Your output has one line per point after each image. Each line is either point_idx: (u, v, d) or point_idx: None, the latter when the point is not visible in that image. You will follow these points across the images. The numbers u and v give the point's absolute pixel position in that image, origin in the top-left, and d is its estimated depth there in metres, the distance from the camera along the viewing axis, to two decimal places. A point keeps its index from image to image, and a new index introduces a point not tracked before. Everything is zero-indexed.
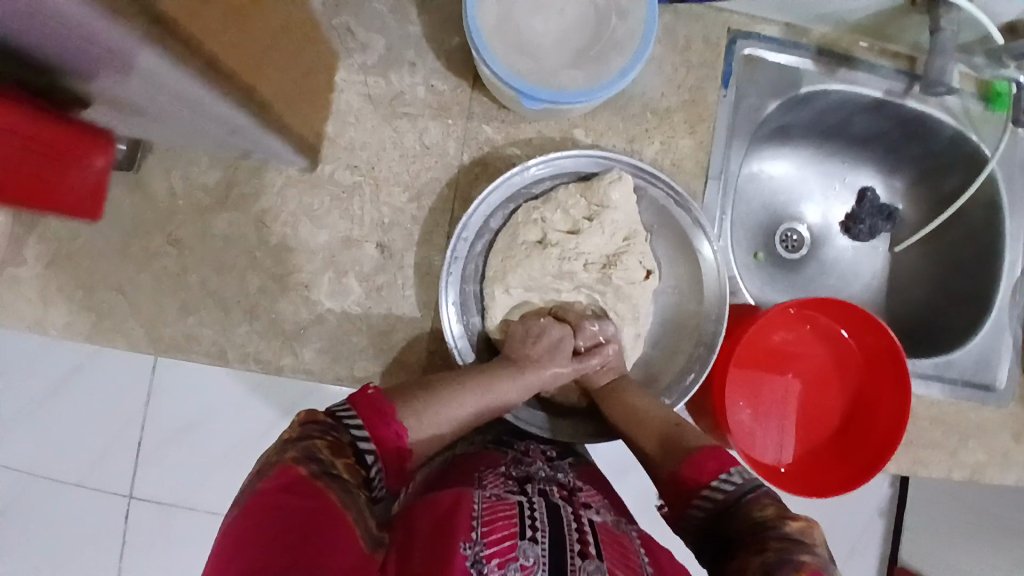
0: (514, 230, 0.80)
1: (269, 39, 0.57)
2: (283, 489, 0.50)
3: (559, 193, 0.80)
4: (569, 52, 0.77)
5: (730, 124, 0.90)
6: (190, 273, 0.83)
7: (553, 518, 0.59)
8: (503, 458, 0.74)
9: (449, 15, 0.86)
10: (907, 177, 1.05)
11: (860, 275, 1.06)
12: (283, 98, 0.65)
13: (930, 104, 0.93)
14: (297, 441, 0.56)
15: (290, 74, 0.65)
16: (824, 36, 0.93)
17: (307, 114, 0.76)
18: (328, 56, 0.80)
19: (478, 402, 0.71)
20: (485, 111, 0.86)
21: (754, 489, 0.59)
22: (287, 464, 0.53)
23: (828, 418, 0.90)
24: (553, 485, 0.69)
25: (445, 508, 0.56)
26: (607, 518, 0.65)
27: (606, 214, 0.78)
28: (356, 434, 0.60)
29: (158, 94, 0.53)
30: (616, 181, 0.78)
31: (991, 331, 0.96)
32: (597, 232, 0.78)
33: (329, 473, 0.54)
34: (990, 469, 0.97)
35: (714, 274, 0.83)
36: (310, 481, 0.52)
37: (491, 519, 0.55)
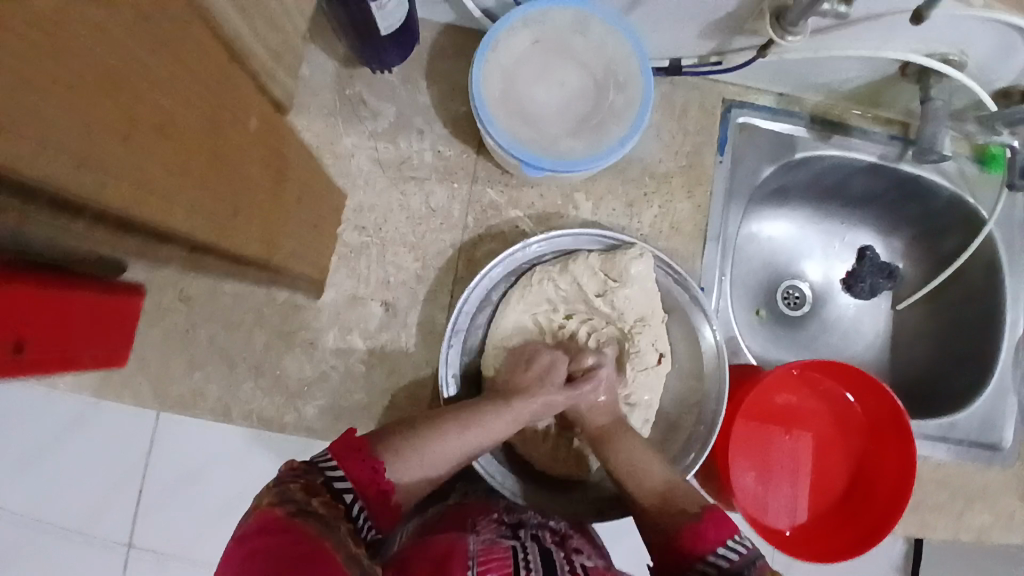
0: (523, 290, 0.82)
1: (288, 212, 0.62)
2: (261, 531, 0.51)
3: (577, 264, 0.81)
4: (570, 121, 0.81)
5: (727, 188, 0.93)
6: (198, 329, 0.84)
7: (545, 563, 0.59)
8: (495, 507, 0.74)
9: (457, 85, 0.90)
10: (906, 237, 1.06)
11: (862, 333, 1.07)
12: (298, 254, 0.70)
13: (924, 167, 0.95)
14: (275, 487, 0.57)
15: (305, 231, 0.70)
16: (817, 104, 0.96)
17: (321, 259, 0.80)
18: (339, 200, 0.84)
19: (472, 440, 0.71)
20: (489, 175, 0.90)
21: (757, 560, 0.62)
22: (264, 509, 0.53)
23: (830, 482, 0.89)
24: (546, 531, 0.69)
25: (438, 553, 0.57)
26: (598, 563, 0.66)
27: (621, 289, 0.81)
28: (331, 475, 0.60)
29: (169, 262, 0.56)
30: (637, 257, 0.79)
31: (992, 394, 0.95)
32: (608, 307, 0.83)
33: (304, 510, 0.54)
34: (996, 532, 0.95)
35: (713, 351, 0.83)
36: (287, 520, 0.52)
37: (486, 560, 0.55)
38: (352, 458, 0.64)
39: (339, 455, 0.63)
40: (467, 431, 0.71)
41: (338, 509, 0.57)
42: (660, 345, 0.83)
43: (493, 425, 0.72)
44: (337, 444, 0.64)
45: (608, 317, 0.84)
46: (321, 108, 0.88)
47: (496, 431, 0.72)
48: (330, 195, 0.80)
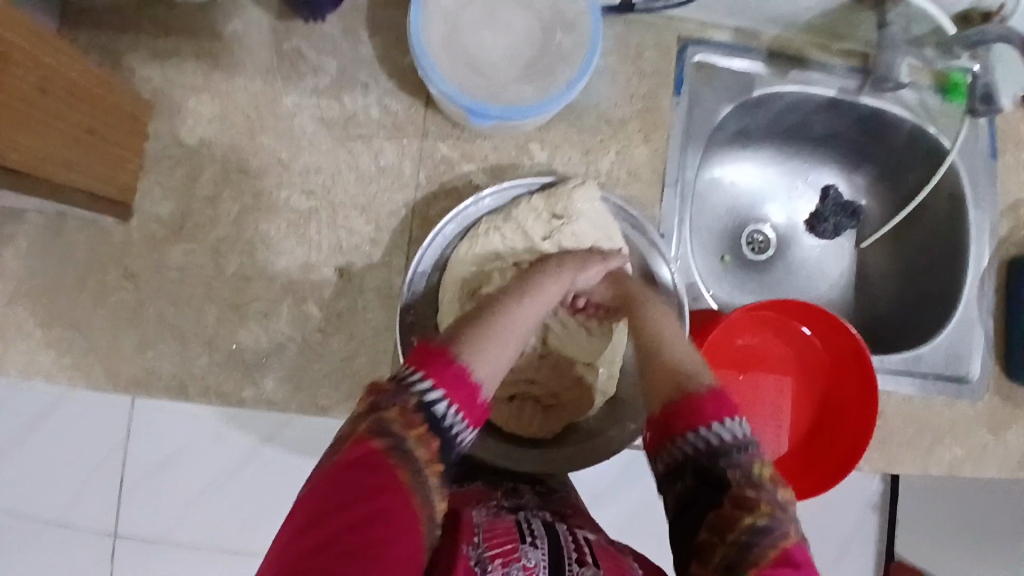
0: (473, 241, 0.79)
1: (17, 108, 0.59)
2: (357, 465, 0.47)
3: (520, 208, 0.79)
4: (518, 66, 0.77)
5: (685, 130, 0.90)
6: (146, 306, 0.82)
7: (549, 535, 0.59)
8: (495, 492, 0.71)
9: (400, 34, 0.86)
10: (869, 172, 1.05)
11: (828, 275, 1.06)
12: (60, 159, 0.67)
13: (885, 99, 0.93)
14: (370, 413, 0.51)
15: (72, 134, 0.68)
16: (774, 38, 0.93)
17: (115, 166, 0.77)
18: (135, 107, 0.79)
19: (538, 309, 0.66)
20: (440, 130, 0.86)
21: (748, 450, 0.56)
22: (360, 438, 0.49)
23: (799, 419, 0.90)
24: (546, 511, 0.68)
25: (448, 525, 0.57)
26: (599, 537, 0.65)
27: (568, 225, 0.78)
28: (422, 390, 0.52)
29: None
30: (579, 187, 0.79)
31: (959, 324, 0.96)
32: (557, 250, 0.79)
33: (403, 450, 0.49)
34: (968, 465, 0.97)
35: (672, 291, 0.81)
36: (381, 461, 0.47)
37: (492, 532, 0.56)
38: (431, 363, 0.54)
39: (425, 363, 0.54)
40: (529, 298, 0.67)
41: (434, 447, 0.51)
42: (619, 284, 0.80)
43: (551, 286, 0.69)
44: (417, 355, 0.54)
45: None
46: (258, 66, 0.84)
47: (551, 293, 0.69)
48: (120, 101, 0.76)
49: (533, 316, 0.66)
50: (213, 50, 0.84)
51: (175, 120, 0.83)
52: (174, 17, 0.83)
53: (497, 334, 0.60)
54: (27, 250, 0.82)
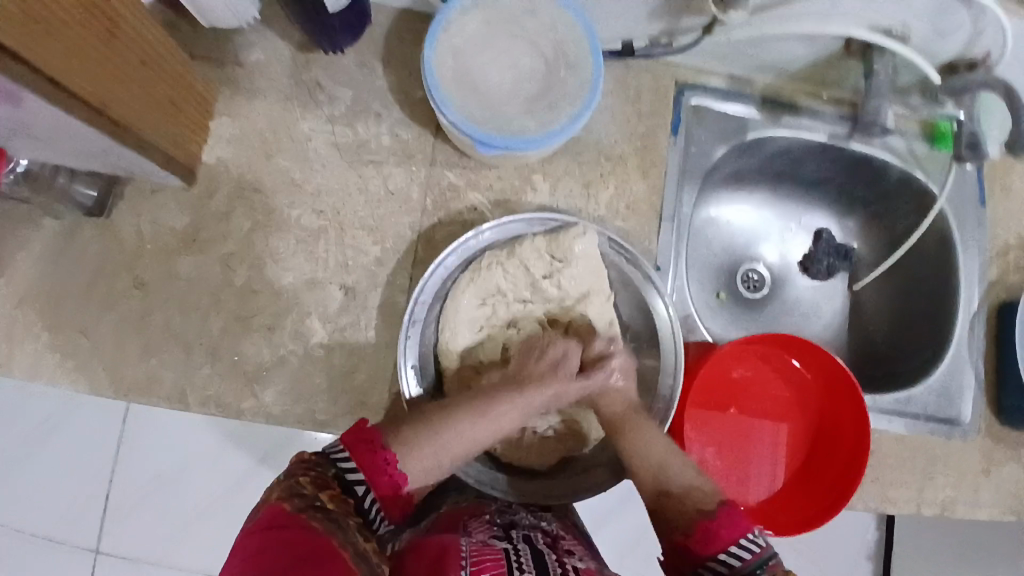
0: (475, 274, 0.81)
1: (113, 65, 0.64)
2: (270, 526, 0.50)
3: (523, 247, 0.81)
4: (522, 99, 0.81)
5: (682, 169, 0.94)
6: (154, 315, 0.84)
7: (536, 563, 0.59)
8: (488, 508, 0.75)
9: (414, 69, 0.91)
10: (860, 217, 1.08)
11: (822, 313, 1.08)
12: (143, 118, 0.71)
13: (874, 146, 0.97)
14: (287, 481, 0.56)
15: (147, 98, 0.72)
16: (768, 86, 0.98)
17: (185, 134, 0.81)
18: (200, 92, 0.83)
19: (485, 433, 0.70)
20: (447, 158, 0.90)
21: (767, 562, 0.60)
22: (272, 503, 0.53)
23: (793, 453, 0.90)
24: (537, 532, 0.69)
25: (431, 557, 0.56)
26: (590, 564, 0.65)
27: (565, 270, 0.81)
28: (342, 466, 0.59)
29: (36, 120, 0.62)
30: (579, 237, 0.80)
31: (950, 366, 0.97)
32: (555, 289, 0.83)
33: (314, 505, 0.53)
34: (962, 506, 0.96)
35: (667, 326, 0.83)
36: (290, 516, 0.51)
37: (479, 560, 0.55)
38: (362, 449, 0.61)
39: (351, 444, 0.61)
40: (480, 424, 0.70)
41: (348, 505, 0.57)
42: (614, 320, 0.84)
43: (506, 416, 0.72)
44: (348, 434, 0.62)
45: (555, 300, 0.84)
46: (277, 93, 0.89)
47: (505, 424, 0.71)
48: (188, 80, 0.80)
49: (488, 432, 0.70)
50: (236, 76, 0.88)
51: None
52: (201, 45, 0.88)
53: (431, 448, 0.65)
54: (44, 256, 0.84)
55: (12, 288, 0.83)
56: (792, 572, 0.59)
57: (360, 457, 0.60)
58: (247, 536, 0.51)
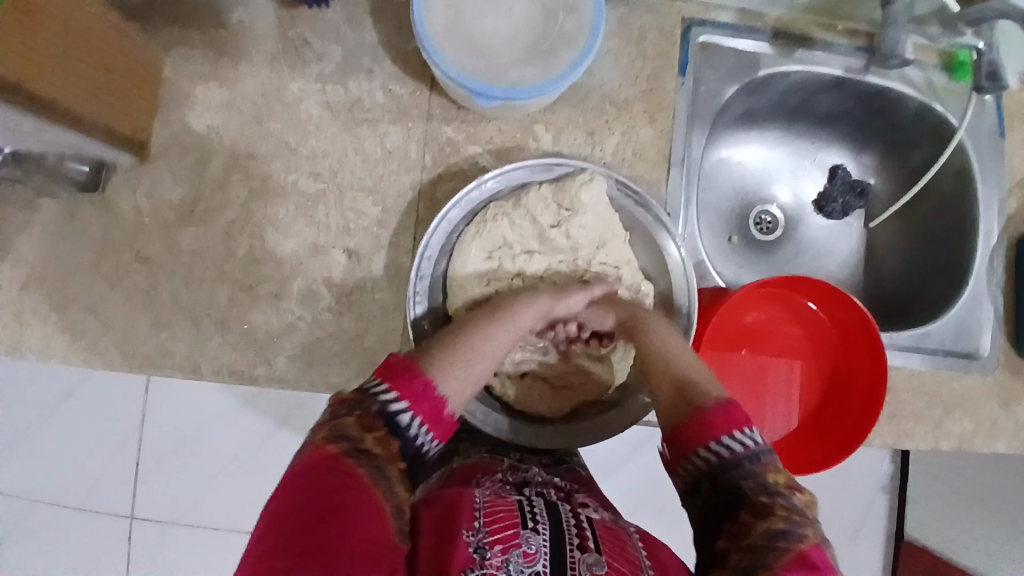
0: (481, 226, 0.80)
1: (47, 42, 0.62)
2: (316, 468, 0.51)
3: (530, 197, 0.80)
4: (520, 46, 0.78)
5: (689, 110, 0.90)
6: (160, 289, 0.83)
7: (551, 516, 0.58)
8: (499, 466, 0.73)
9: (403, 20, 0.87)
10: (876, 153, 1.04)
11: (837, 253, 1.06)
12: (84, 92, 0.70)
13: (891, 78, 0.93)
14: (330, 422, 0.56)
15: (78, 74, 0.69)
16: (779, 19, 0.93)
17: (124, 108, 0.78)
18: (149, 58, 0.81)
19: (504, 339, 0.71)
20: (444, 113, 0.87)
21: (764, 457, 0.58)
22: (319, 445, 0.53)
23: (808, 395, 0.90)
24: (551, 487, 0.69)
25: (445, 507, 0.58)
26: (604, 516, 0.65)
27: (574, 219, 0.80)
28: (387, 400, 0.58)
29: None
30: (587, 183, 0.79)
31: (969, 300, 0.95)
32: (564, 240, 0.82)
33: (359, 450, 0.54)
34: (979, 440, 0.95)
35: (679, 266, 0.82)
36: (339, 462, 0.52)
37: (492, 511, 0.56)
38: (400, 378, 0.60)
39: (392, 376, 0.60)
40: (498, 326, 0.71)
41: (394, 447, 0.57)
42: (631, 265, 0.83)
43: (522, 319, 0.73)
44: (383, 368, 0.61)
45: (564, 249, 0.83)
46: (264, 53, 0.86)
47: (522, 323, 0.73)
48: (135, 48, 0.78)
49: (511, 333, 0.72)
50: (220, 38, 0.85)
51: (184, 107, 0.85)
52: (181, 8, 0.85)
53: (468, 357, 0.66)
54: (44, 237, 0.84)
55: (16, 270, 0.83)
56: (787, 474, 0.58)
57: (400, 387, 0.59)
58: (293, 475, 0.52)
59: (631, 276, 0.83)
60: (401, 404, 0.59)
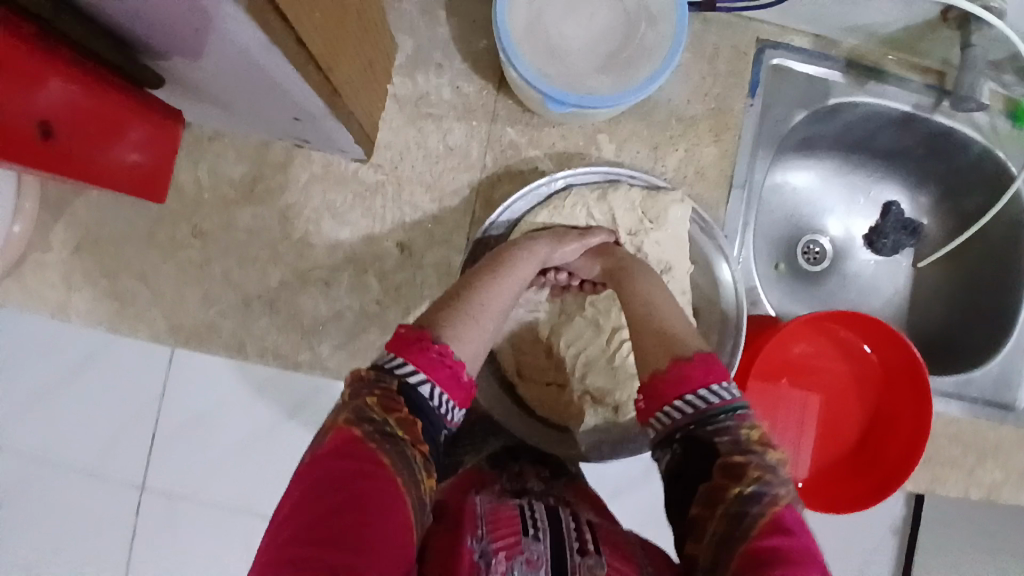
0: (552, 212, 0.80)
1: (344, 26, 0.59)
2: (337, 453, 0.49)
3: (615, 194, 0.81)
4: (598, 57, 0.77)
5: (755, 134, 0.89)
6: (212, 264, 0.83)
7: (552, 520, 0.58)
8: (494, 474, 0.72)
9: (478, 17, 0.86)
10: (934, 193, 1.03)
11: (882, 290, 1.05)
12: (354, 91, 0.68)
13: (958, 119, 0.91)
14: (351, 400, 0.54)
15: (358, 64, 0.67)
16: (853, 48, 0.91)
17: (370, 110, 0.77)
18: (388, 56, 0.81)
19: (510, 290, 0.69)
20: (509, 114, 0.87)
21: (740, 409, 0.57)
22: (342, 428, 0.51)
23: (844, 432, 0.90)
24: (551, 497, 0.68)
25: (450, 517, 0.58)
26: (604, 524, 0.65)
27: (650, 232, 0.81)
28: (403, 373, 0.55)
29: (248, 91, 0.60)
30: (677, 202, 0.80)
31: (1012, 352, 0.94)
32: (633, 251, 0.81)
33: (383, 432, 0.51)
34: (1006, 490, 0.96)
35: (734, 303, 0.81)
36: (363, 445, 0.49)
37: (495, 518, 0.56)
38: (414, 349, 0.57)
39: (401, 349, 0.57)
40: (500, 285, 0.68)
41: (417, 429, 0.54)
42: (687, 296, 0.82)
43: (523, 268, 0.71)
44: (395, 341, 0.57)
45: None
46: None
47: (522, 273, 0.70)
48: (383, 48, 0.77)
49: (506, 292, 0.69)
50: None
51: None
52: None
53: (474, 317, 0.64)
54: (101, 201, 0.83)
55: (68, 232, 0.83)
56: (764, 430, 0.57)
57: (416, 357, 0.56)
58: (315, 460, 0.49)
59: (684, 306, 0.81)
60: (419, 375, 0.56)
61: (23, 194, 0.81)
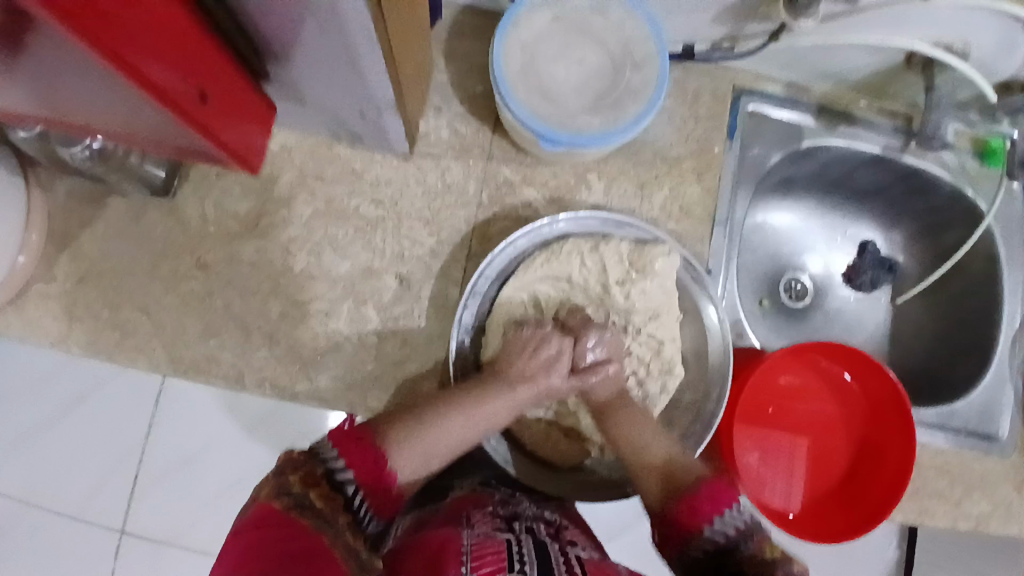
0: (547, 257, 0.82)
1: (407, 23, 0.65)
2: (257, 524, 0.53)
3: (607, 246, 0.82)
4: (588, 97, 0.82)
5: (736, 174, 0.95)
6: (214, 296, 0.85)
7: (539, 556, 0.59)
8: (490, 499, 0.75)
9: (475, 65, 0.92)
10: (907, 230, 1.08)
11: (864, 324, 1.09)
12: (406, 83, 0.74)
13: (925, 158, 0.97)
14: (274, 479, 0.57)
15: (411, 58, 0.73)
16: (825, 94, 0.98)
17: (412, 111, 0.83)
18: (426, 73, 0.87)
19: (472, 430, 0.74)
20: (504, 154, 0.91)
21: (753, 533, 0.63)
22: (264, 501, 0.55)
23: (831, 464, 0.91)
24: (541, 522, 0.70)
25: (432, 551, 0.58)
26: (593, 554, 0.67)
27: (641, 281, 0.82)
28: (333, 466, 0.60)
29: (315, 75, 0.65)
30: (664, 254, 0.82)
31: (990, 383, 0.97)
32: (623, 299, 0.83)
33: (302, 504, 0.55)
34: (994, 522, 0.96)
35: (721, 348, 0.84)
36: (284, 514, 0.53)
37: (480, 554, 0.56)
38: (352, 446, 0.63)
39: (341, 443, 0.62)
40: (470, 418, 0.74)
41: (337, 504, 0.58)
42: (675, 343, 0.84)
43: (493, 408, 0.75)
44: (337, 434, 0.63)
45: (619, 310, 0.84)
46: None
47: (495, 417, 0.75)
48: (424, 62, 0.84)
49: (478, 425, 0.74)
50: None
51: None
52: None
53: (417, 442, 0.70)
54: (106, 235, 0.86)
55: (73, 264, 0.85)
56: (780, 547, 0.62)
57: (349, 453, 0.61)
58: (237, 535, 0.53)
59: (672, 352, 0.84)
60: (349, 473, 0.60)
61: (31, 226, 0.83)
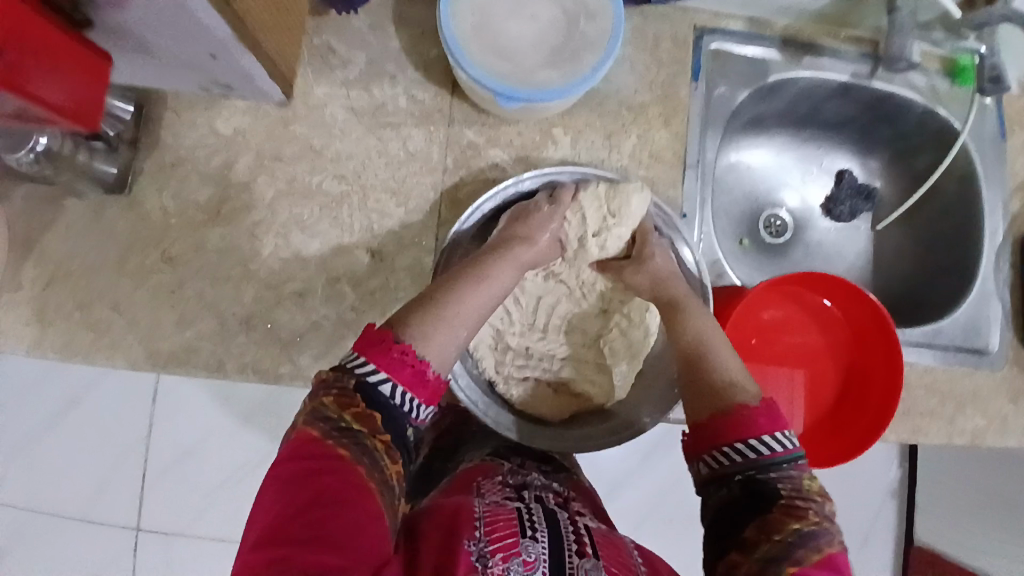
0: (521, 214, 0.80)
1: None
2: (299, 455, 0.52)
3: (583, 196, 0.80)
4: (545, 51, 0.80)
5: (703, 115, 0.93)
6: (185, 287, 0.84)
7: (551, 525, 0.58)
8: (501, 468, 0.74)
9: (426, 27, 0.90)
10: (883, 157, 1.07)
11: (845, 256, 1.08)
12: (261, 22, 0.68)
13: (896, 83, 0.96)
14: (309, 403, 0.55)
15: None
16: (787, 27, 0.95)
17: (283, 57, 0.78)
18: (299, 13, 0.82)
19: (488, 297, 0.67)
20: (465, 117, 0.89)
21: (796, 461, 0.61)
22: (302, 429, 0.54)
23: (822, 394, 0.91)
24: (549, 492, 0.70)
25: (446, 516, 0.57)
26: (600, 526, 0.65)
27: (616, 228, 0.81)
28: (364, 376, 0.55)
29: (164, 24, 0.61)
30: (637, 194, 0.80)
31: (976, 300, 0.97)
32: (599, 249, 0.82)
33: (339, 429, 0.53)
34: (990, 436, 0.95)
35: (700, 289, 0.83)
36: (321, 445, 0.52)
37: (492, 520, 0.55)
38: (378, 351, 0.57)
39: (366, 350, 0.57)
40: (483, 287, 0.67)
41: (378, 420, 0.55)
42: None
43: (501, 274, 0.70)
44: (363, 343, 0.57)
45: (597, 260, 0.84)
46: None
47: (501, 278, 0.69)
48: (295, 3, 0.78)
49: (494, 291, 0.68)
50: None
51: (212, 110, 0.86)
52: None
53: (451, 317, 0.62)
54: (69, 235, 0.84)
55: (39, 269, 0.84)
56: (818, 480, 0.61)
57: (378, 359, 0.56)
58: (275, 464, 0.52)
59: None
60: (381, 375, 0.56)
61: None
